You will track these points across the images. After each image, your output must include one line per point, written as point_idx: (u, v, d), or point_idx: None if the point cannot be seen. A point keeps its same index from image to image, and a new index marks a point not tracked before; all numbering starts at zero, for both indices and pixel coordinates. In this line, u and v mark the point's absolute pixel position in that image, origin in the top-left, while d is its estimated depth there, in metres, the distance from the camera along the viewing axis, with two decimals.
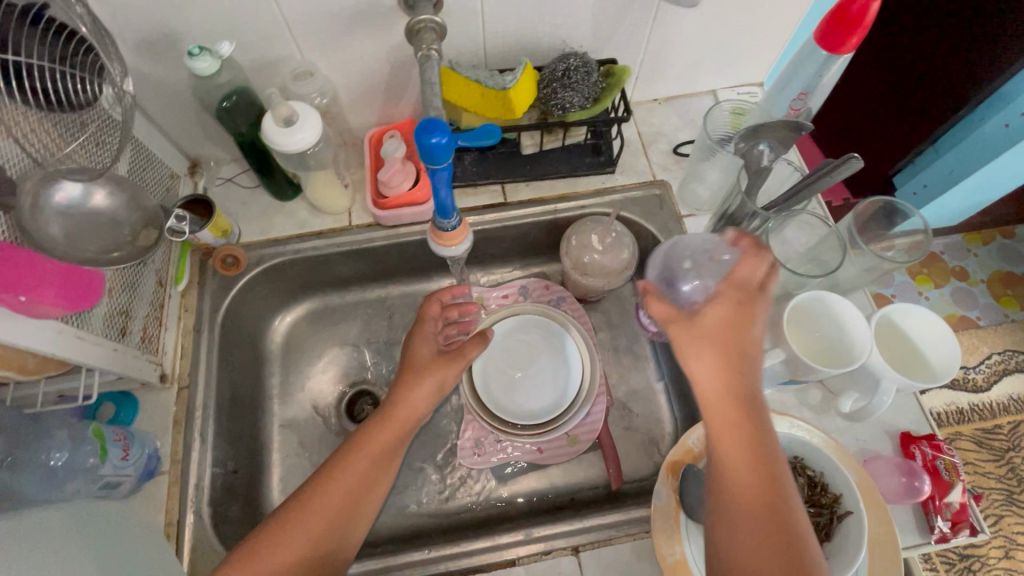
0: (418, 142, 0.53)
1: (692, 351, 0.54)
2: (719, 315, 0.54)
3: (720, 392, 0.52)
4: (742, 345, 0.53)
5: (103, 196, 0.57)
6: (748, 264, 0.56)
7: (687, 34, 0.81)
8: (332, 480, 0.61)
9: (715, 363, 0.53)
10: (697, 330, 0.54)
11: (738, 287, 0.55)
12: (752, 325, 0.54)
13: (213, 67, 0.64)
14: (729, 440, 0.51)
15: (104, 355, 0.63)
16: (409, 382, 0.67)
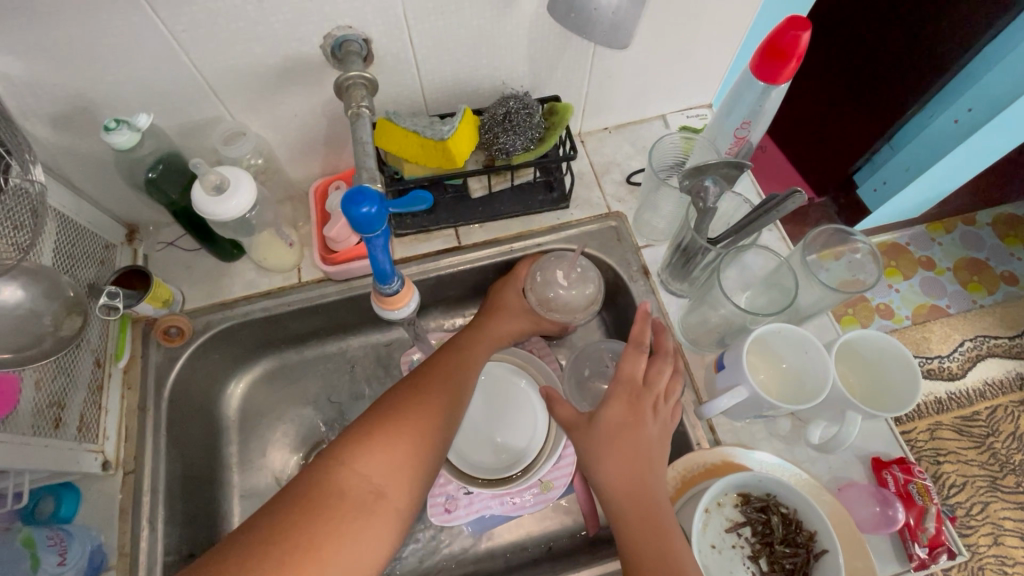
0: (347, 214, 0.51)
1: (597, 449, 0.60)
2: (621, 410, 0.61)
3: (630, 476, 0.58)
4: (642, 446, 0.59)
5: (14, 290, 0.54)
6: (631, 360, 0.64)
7: (630, 66, 0.80)
8: (437, 373, 0.65)
9: (623, 448, 0.59)
10: (598, 426, 0.61)
11: (639, 377, 0.63)
12: (645, 424, 0.61)
13: (132, 140, 0.61)
14: (635, 518, 0.56)
15: (35, 454, 0.59)
16: (501, 318, 0.78)
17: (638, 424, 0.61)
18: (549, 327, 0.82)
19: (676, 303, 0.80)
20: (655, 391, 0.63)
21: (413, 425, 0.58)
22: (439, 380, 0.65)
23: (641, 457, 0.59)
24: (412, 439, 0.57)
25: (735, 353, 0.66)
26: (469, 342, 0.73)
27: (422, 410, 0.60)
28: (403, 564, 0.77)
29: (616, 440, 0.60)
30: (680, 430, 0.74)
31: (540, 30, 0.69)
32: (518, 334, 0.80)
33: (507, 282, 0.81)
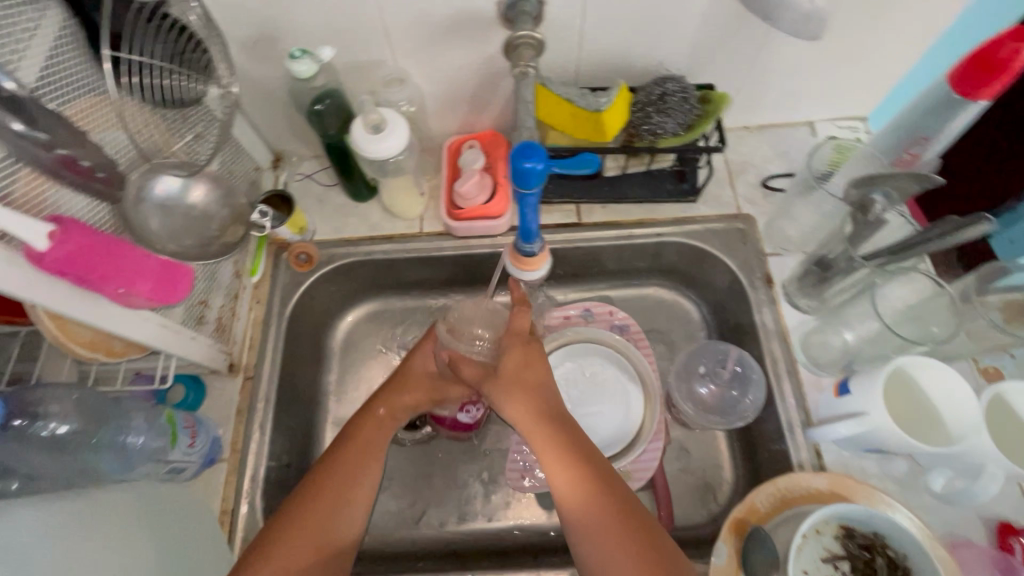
0: (512, 165, 0.52)
1: (506, 394, 0.59)
2: (512, 383, 0.60)
3: (569, 484, 0.55)
4: (550, 406, 0.59)
5: (201, 192, 0.58)
6: (520, 316, 0.66)
7: (795, 64, 0.76)
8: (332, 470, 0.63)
9: (557, 451, 0.56)
10: (500, 383, 0.60)
11: (516, 353, 0.62)
12: (542, 364, 0.62)
13: (310, 71, 0.64)
14: (590, 525, 0.54)
15: (183, 343, 0.64)
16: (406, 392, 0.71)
17: (554, 419, 0.58)
18: (453, 395, 0.73)
19: (798, 318, 0.76)
20: (528, 359, 0.62)
21: (306, 536, 0.57)
22: (328, 465, 0.63)
23: (573, 465, 0.56)
24: (309, 544, 0.57)
25: (868, 379, 0.61)
26: (367, 415, 0.68)
27: (309, 523, 0.58)
28: (472, 520, 0.78)
29: (543, 438, 0.57)
30: (783, 448, 0.70)
31: (715, 12, 0.67)
32: (417, 406, 0.72)
33: (410, 349, 0.75)
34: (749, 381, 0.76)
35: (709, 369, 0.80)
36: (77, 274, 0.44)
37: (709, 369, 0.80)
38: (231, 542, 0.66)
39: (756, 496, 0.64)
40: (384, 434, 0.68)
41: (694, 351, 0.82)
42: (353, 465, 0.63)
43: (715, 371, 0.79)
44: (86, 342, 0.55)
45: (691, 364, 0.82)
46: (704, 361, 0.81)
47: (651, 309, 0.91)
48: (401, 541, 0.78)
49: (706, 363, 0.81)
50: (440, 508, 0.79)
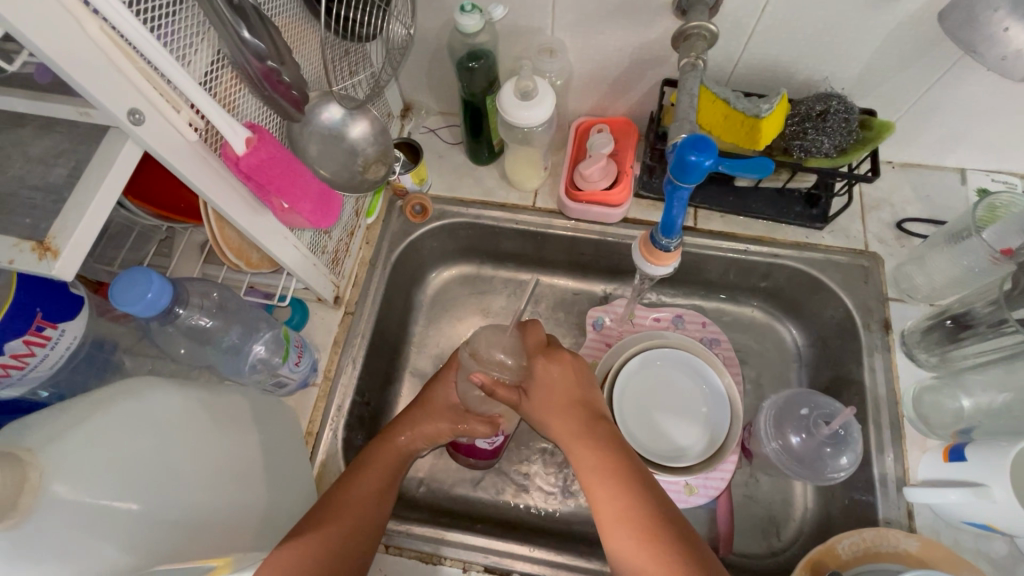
0: (676, 156, 0.50)
1: (541, 414, 0.64)
2: (543, 401, 0.64)
3: (603, 501, 0.57)
4: (579, 423, 0.62)
5: (361, 128, 0.58)
6: (533, 332, 0.68)
7: (970, 106, 0.70)
8: (371, 463, 0.65)
9: (591, 466, 0.59)
10: (535, 408, 0.64)
11: (541, 367, 0.65)
12: (575, 386, 0.66)
13: (476, 26, 0.65)
14: (624, 541, 0.54)
15: (306, 267, 0.66)
16: (420, 420, 0.70)
17: (588, 436, 0.61)
18: (474, 433, 0.69)
19: (912, 372, 0.72)
20: (558, 372, 0.66)
21: (348, 517, 0.59)
22: (354, 473, 0.64)
23: (604, 478, 0.57)
24: (349, 524, 0.59)
25: (990, 451, 0.57)
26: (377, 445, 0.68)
27: (352, 507, 0.60)
28: (529, 496, 0.79)
29: (580, 456, 0.61)
30: (870, 500, 0.67)
31: (904, 34, 0.63)
32: (437, 437, 0.71)
33: (435, 381, 0.74)
34: (848, 443, 0.70)
35: (814, 416, 0.73)
36: (258, 181, 0.46)
37: (815, 416, 0.73)
38: (312, 462, 0.69)
39: (838, 542, 0.62)
40: (395, 459, 0.67)
41: (797, 398, 0.76)
42: (378, 480, 0.64)
43: (818, 421, 0.73)
44: (233, 249, 0.58)
45: (791, 410, 0.76)
46: (814, 405, 0.74)
47: (744, 329, 0.88)
48: (456, 499, 0.79)
49: (816, 408, 0.74)
50: (499, 477, 0.80)
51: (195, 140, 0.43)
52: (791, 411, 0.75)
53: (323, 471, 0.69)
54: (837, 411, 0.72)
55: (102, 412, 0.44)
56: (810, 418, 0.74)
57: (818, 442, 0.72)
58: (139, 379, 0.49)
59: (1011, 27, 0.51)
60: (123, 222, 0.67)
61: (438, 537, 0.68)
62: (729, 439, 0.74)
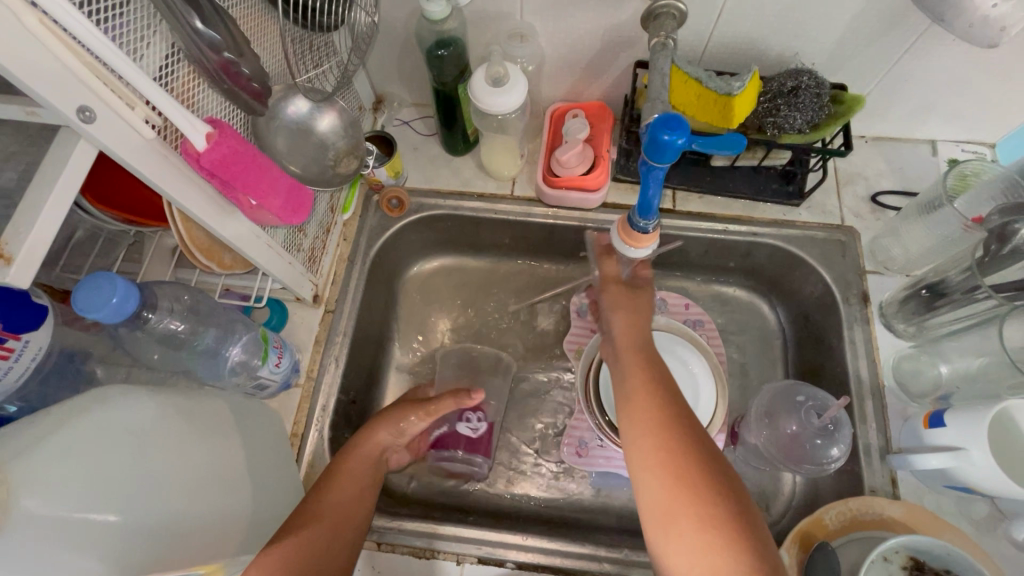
0: (649, 135, 0.50)
1: (620, 307, 0.67)
2: (627, 299, 0.68)
3: (640, 389, 0.57)
4: (643, 331, 0.65)
5: (328, 121, 0.58)
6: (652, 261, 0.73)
7: (938, 76, 0.71)
8: (345, 463, 0.64)
9: (637, 369, 0.59)
10: (613, 301, 0.68)
11: (647, 287, 0.70)
12: (647, 305, 0.68)
13: (444, 12, 0.64)
14: (646, 435, 0.53)
15: (281, 267, 0.65)
16: (387, 410, 0.71)
17: (643, 349, 0.62)
18: (445, 409, 0.70)
19: (892, 342, 0.73)
20: (647, 292, 0.70)
21: (322, 519, 0.57)
22: (337, 472, 0.63)
23: (647, 380, 0.58)
24: (326, 527, 0.57)
25: (969, 415, 0.58)
26: (350, 444, 0.67)
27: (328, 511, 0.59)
28: (520, 485, 0.79)
29: (631, 361, 0.61)
30: (856, 470, 0.68)
31: (870, 7, 0.63)
32: (406, 423, 0.70)
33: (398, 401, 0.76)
34: (840, 436, 0.67)
35: (808, 405, 0.71)
36: (223, 178, 0.45)
37: (808, 407, 0.71)
38: (299, 463, 0.68)
39: (825, 512, 0.63)
40: (369, 460, 0.66)
41: (790, 389, 0.73)
42: (353, 480, 0.63)
43: (811, 412, 0.70)
44: (204, 248, 0.56)
45: (785, 400, 0.73)
46: (810, 394, 0.72)
47: (727, 308, 0.88)
48: (447, 492, 0.79)
49: (812, 398, 0.71)
50: (489, 467, 0.80)
51: (154, 137, 0.41)
52: (785, 399, 0.73)
53: (311, 472, 0.68)
54: (830, 403, 0.70)
55: (70, 424, 0.42)
56: (804, 407, 0.71)
57: (809, 432, 0.69)
58: (110, 387, 0.48)
59: None
60: (89, 228, 0.65)
61: (431, 531, 0.68)
62: (717, 414, 0.75)
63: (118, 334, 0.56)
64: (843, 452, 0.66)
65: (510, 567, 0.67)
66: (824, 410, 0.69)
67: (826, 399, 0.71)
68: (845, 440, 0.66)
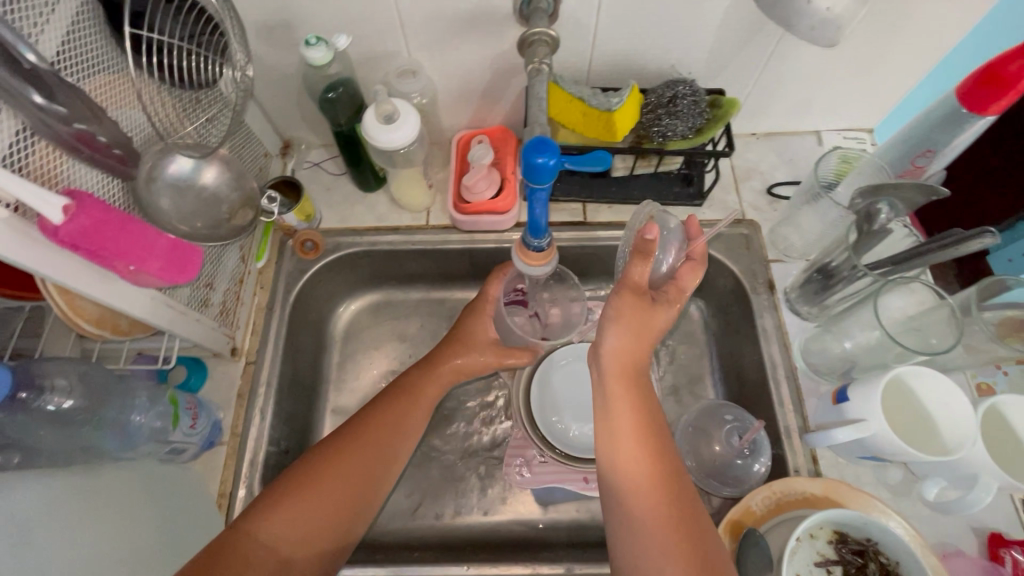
0: (523, 159, 0.51)
1: (624, 322, 0.58)
2: (635, 312, 0.58)
3: (625, 444, 0.56)
4: (637, 363, 0.58)
5: (212, 173, 0.58)
6: (690, 274, 0.63)
7: (805, 73, 0.76)
8: (409, 390, 0.72)
9: (629, 423, 0.56)
10: (626, 314, 0.57)
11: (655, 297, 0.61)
12: (650, 329, 0.59)
13: (325, 57, 0.65)
14: (637, 501, 0.54)
15: (187, 325, 0.64)
16: (458, 348, 0.77)
17: (634, 387, 0.58)
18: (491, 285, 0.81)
19: (799, 325, 0.77)
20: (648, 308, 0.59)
21: (351, 468, 0.63)
22: (404, 394, 0.71)
23: (634, 433, 0.56)
24: (351, 477, 0.62)
25: (866, 386, 0.62)
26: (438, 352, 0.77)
27: (363, 456, 0.64)
28: (469, 514, 0.78)
29: (619, 397, 0.57)
30: (780, 453, 0.70)
31: (728, 18, 0.67)
32: (482, 369, 0.78)
33: (474, 315, 0.80)
34: (759, 450, 0.71)
35: (732, 425, 0.74)
36: (90, 248, 0.44)
37: (731, 427, 0.73)
38: None
39: (751, 498, 0.65)
40: (448, 376, 0.76)
41: (712, 409, 0.76)
42: (404, 403, 0.70)
43: (733, 432, 0.73)
44: (93, 320, 0.55)
45: (713, 418, 0.75)
46: (734, 413, 0.75)
47: None
48: (396, 531, 0.78)
49: (735, 418, 0.74)
50: (435, 501, 0.79)
51: (7, 216, 0.41)
52: (713, 417, 0.75)
53: None
54: (751, 423, 0.73)
55: None
56: (728, 427, 0.74)
57: (731, 452, 0.72)
58: None
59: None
60: None
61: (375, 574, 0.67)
62: None
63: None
64: (765, 467, 0.70)
65: None
66: (745, 430, 0.72)
67: (747, 419, 0.74)
68: (764, 457, 0.70)
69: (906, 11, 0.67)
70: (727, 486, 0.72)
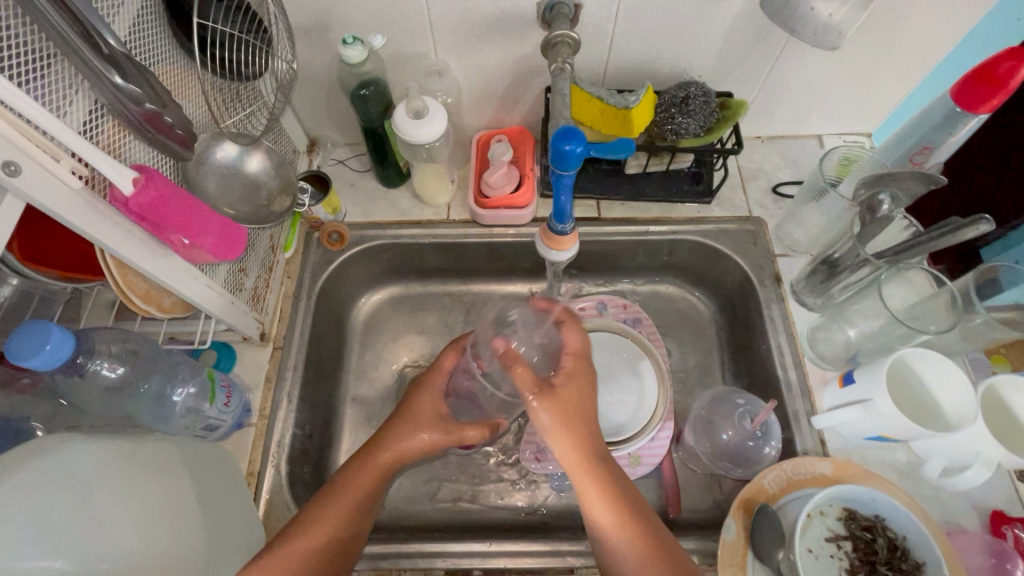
0: (553, 147, 0.55)
1: (552, 422, 0.59)
2: (564, 410, 0.60)
3: (617, 540, 0.56)
4: (592, 441, 0.60)
5: (256, 161, 0.61)
6: (572, 333, 0.67)
7: (807, 78, 0.81)
8: (368, 457, 0.65)
9: (614, 524, 0.57)
10: (558, 407, 0.59)
11: (571, 372, 0.63)
12: (583, 400, 0.62)
13: (361, 56, 0.69)
14: None
15: (223, 306, 0.66)
16: (396, 427, 0.67)
17: (598, 471, 0.59)
18: (445, 360, 0.71)
19: (805, 316, 0.80)
20: (575, 386, 0.62)
21: (337, 512, 0.60)
22: (366, 453, 0.65)
23: (619, 526, 0.56)
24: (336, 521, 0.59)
25: (871, 368, 0.65)
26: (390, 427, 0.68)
27: (341, 505, 0.61)
28: (486, 499, 0.80)
29: (590, 491, 0.58)
30: (790, 437, 0.73)
31: (737, 24, 0.72)
32: (428, 448, 0.67)
33: (419, 389, 0.70)
34: (769, 434, 0.73)
35: (743, 410, 0.76)
36: (153, 220, 0.48)
37: (743, 411, 0.75)
38: (257, 502, 0.68)
39: (764, 476, 0.67)
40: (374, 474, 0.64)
41: (725, 396, 0.78)
42: (372, 471, 0.64)
43: (745, 416, 0.75)
44: (141, 294, 0.57)
45: (727, 403, 0.77)
46: (747, 398, 0.77)
47: (662, 305, 0.94)
48: (414, 515, 0.79)
49: (747, 403, 0.76)
50: (453, 486, 0.81)
51: (81, 188, 0.43)
52: (726, 403, 0.78)
53: (270, 509, 0.68)
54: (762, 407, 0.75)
55: (7, 474, 0.43)
56: (740, 411, 0.76)
57: (742, 436, 0.74)
58: (49, 438, 0.48)
59: (816, 5, 0.60)
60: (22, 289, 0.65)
61: (396, 550, 0.68)
62: (660, 405, 0.78)
63: (56, 383, 0.57)
64: (775, 451, 0.72)
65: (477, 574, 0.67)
66: (757, 415, 0.74)
67: (758, 404, 0.76)
68: (774, 441, 0.73)
69: (901, 20, 0.72)
70: (738, 471, 0.75)
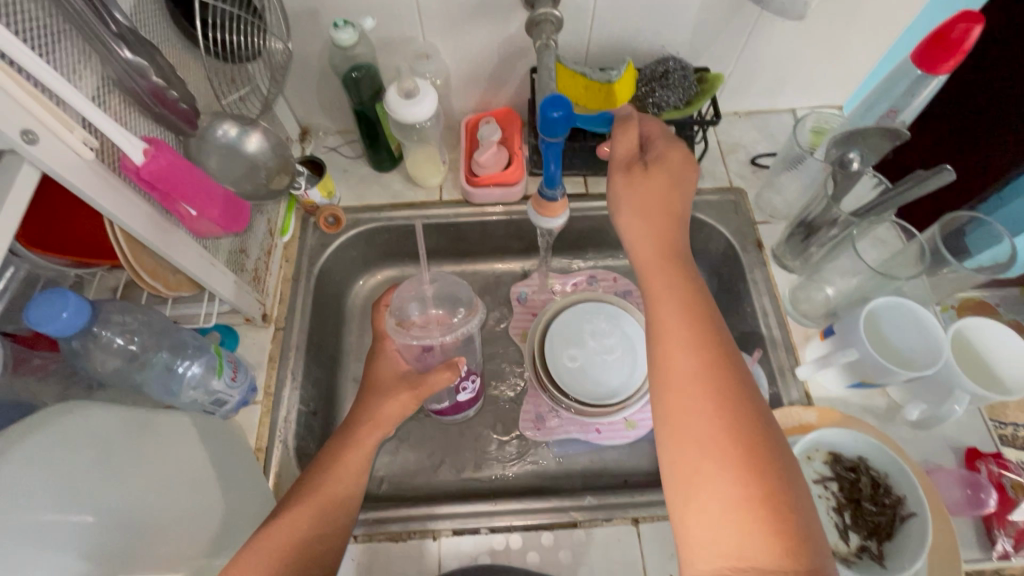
0: (541, 115, 0.58)
1: (628, 197, 0.58)
2: (643, 180, 0.57)
3: (674, 336, 0.49)
4: (672, 277, 0.53)
5: (255, 141, 0.62)
6: (676, 153, 0.58)
7: (779, 52, 0.85)
8: (350, 434, 0.67)
9: (679, 332, 0.49)
10: (633, 182, 0.58)
11: (658, 164, 0.58)
12: (670, 200, 0.57)
13: (352, 39, 0.72)
14: (691, 416, 0.45)
15: (227, 285, 0.68)
16: (372, 401, 0.70)
17: (680, 290, 0.52)
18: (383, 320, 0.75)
19: (786, 278, 0.84)
20: (663, 174, 0.58)
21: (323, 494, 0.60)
22: (346, 431, 0.67)
23: (686, 329, 0.49)
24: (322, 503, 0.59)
25: (850, 318, 0.69)
26: (360, 404, 0.70)
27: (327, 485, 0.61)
28: (489, 468, 0.83)
29: (660, 283, 0.53)
30: (777, 391, 0.77)
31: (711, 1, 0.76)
32: (403, 410, 0.69)
33: (376, 357, 0.74)
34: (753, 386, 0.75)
35: None
36: (162, 189, 0.50)
37: None
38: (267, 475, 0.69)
39: None
40: (361, 451, 0.66)
41: None
42: (357, 448, 0.65)
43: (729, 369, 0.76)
44: (148, 270, 0.59)
45: None
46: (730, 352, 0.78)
47: None
48: (419, 487, 0.82)
49: None
50: (457, 457, 0.84)
51: (92, 158, 0.45)
52: None
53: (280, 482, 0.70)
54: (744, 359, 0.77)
55: (33, 434, 0.44)
56: None
57: None
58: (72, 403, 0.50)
59: None
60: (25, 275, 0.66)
61: (404, 514, 0.70)
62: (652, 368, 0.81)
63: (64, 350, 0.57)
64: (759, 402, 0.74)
65: (485, 532, 0.69)
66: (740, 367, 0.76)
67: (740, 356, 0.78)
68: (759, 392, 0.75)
69: None
70: None
